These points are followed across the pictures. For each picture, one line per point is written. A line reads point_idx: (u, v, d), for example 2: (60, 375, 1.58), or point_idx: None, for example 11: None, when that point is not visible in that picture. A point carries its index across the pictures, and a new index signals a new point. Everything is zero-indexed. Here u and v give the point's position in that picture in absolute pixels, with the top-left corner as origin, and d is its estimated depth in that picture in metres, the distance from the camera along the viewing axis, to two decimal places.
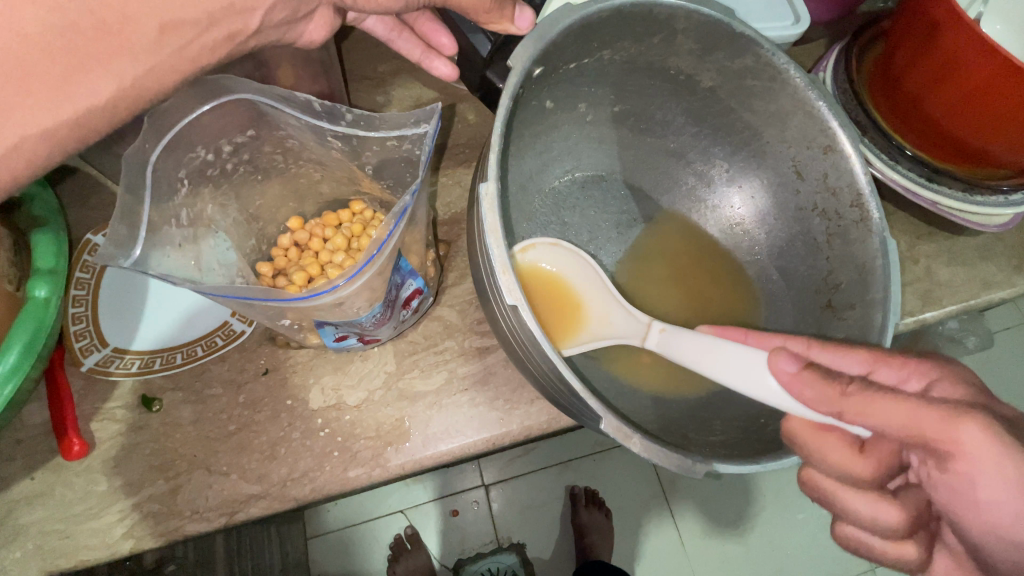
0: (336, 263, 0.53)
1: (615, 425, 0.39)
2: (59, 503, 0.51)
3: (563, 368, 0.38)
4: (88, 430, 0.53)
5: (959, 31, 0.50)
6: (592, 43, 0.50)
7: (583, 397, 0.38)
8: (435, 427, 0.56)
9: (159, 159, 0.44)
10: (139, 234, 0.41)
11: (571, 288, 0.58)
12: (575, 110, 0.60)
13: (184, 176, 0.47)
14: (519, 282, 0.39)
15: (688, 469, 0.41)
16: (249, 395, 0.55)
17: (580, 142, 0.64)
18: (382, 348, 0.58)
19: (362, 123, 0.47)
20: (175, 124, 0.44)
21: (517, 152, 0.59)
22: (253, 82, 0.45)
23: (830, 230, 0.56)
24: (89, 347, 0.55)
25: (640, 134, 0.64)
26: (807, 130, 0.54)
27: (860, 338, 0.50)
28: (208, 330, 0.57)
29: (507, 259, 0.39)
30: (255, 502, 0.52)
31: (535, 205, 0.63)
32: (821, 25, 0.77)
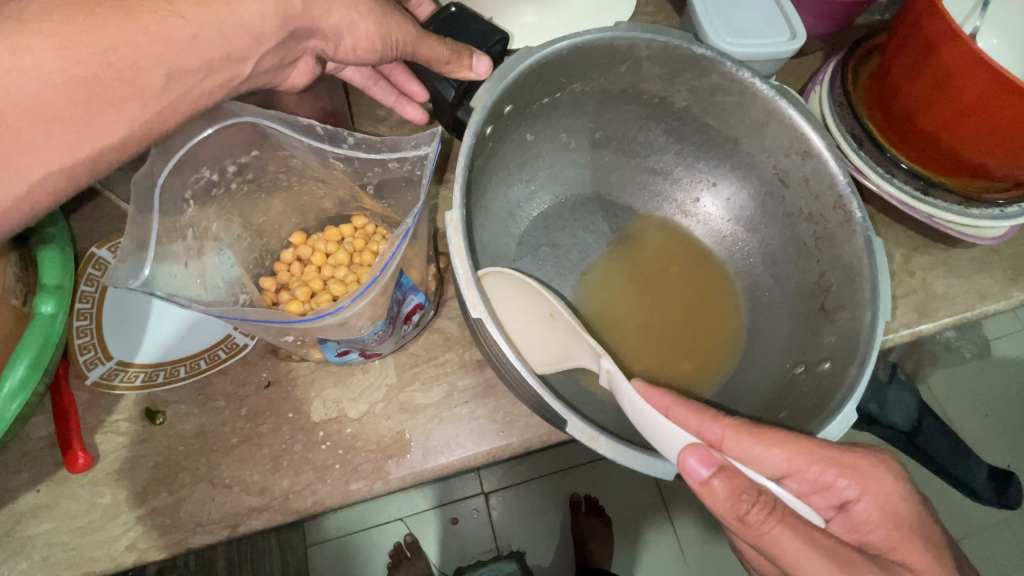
0: (338, 278, 0.54)
1: (580, 427, 0.41)
2: (63, 516, 0.52)
3: (525, 372, 0.40)
4: (92, 442, 0.54)
5: (952, 50, 0.51)
6: (561, 79, 0.55)
7: (546, 399, 0.40)
8: (435, 439, 0.56)
9: (165, 182, 0.45)
10: (146, 253, 0.41)
11: (534, 319, 0.56)
12: (557, 140, 0.64)
13: (190, 198, 0.48)
14: (482, 297, 0.41)
15: (655, 468, 0.42)
16: (251, 407, 0.56)
17: (565, 167, 0.66)
18: (383, 361, 0.59)
19: (363, 146, 0.48)
20: (181, 146, 0.45)
21: (503, 171, 0.61)
22: (256, 106, 0.47)
23: (817, 233, 0.56)
24: (93, 360, 0.56)
25: (622, 156, 0.66)
26: (783, 138, 0.56)
27: (851, 337, 0.50)
28: (210, 343, 0.58)
29: (470, 275, 0.41)
30: (257, 515, 0.52)
31: (524, 229, 0.64)
32: (817, 39, 0.78)
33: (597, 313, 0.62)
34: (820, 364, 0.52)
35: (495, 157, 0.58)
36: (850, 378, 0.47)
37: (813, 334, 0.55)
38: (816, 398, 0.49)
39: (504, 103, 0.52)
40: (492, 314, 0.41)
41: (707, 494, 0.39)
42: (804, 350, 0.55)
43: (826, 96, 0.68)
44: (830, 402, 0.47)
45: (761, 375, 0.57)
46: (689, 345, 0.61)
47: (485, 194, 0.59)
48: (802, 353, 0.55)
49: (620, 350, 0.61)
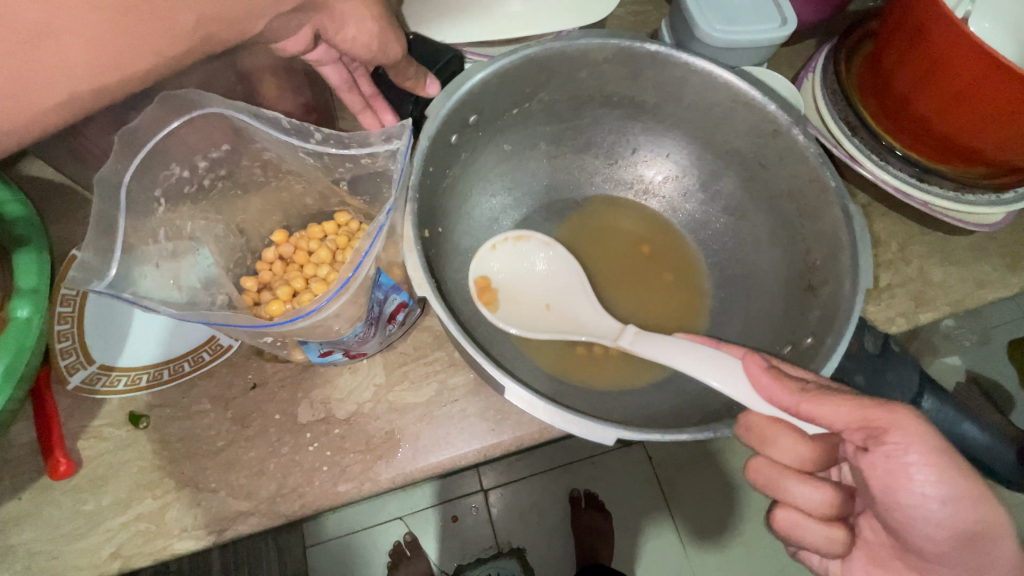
0: (321, 277, 0.52)
1: (519, 394, 0.41)
2: (47, 524, 0.51)
3: (462, 339, 0.42)
4: (75, 448, 0.53)
5: (942, 33, 0.50)
6: (525, 89, 0.58)
7: (485, 366, 0.42)
8: (426, 439, 0.55)
9: (132, 180, 0.44)
10: (115, 249, 0.41)
11: (521, 294, 0.59)
12: (536, 149, 0.65)
13: (159, 196, 0.47)
14: (427, 275, 0.44)
15: (597, 433, 0.40)
16: (237, 410, 0.55)
17: (548, 175, 0.67)
18: (372, 360, 0.58)
19: (331, 141, 0.48)
20: (147, 140, 0.44)
21: (479, 175, 0.62)
22: (219, 96, 0.45)
23: (801, 211, 0.55)
24: (74, 365, 0.55)
25: (603, 161, 0.67)
26: (752, 122, 0.56)
27: (834, 308, 0.49)
28: (196, 345, 0.57)
29: (417, 256, 0.44)
30: (245, 519, 0.51)
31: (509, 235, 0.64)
32: (810, 25, 0.77)
33: None
34: (805, 340, 0.50)
35: (467, 166, 0.60)
36: (826, 347, 0.46)
37: (800, 313, 0.53)
38: None
39: (467, 113, 0.55)
40: (436, 290, 0.43)
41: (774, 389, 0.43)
42: (792, 331, 0.53)
43: (818, 85, 0.68)
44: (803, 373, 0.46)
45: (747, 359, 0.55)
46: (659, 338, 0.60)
47: (457, 199, 0.60)
48: (791, 334, 0.53)
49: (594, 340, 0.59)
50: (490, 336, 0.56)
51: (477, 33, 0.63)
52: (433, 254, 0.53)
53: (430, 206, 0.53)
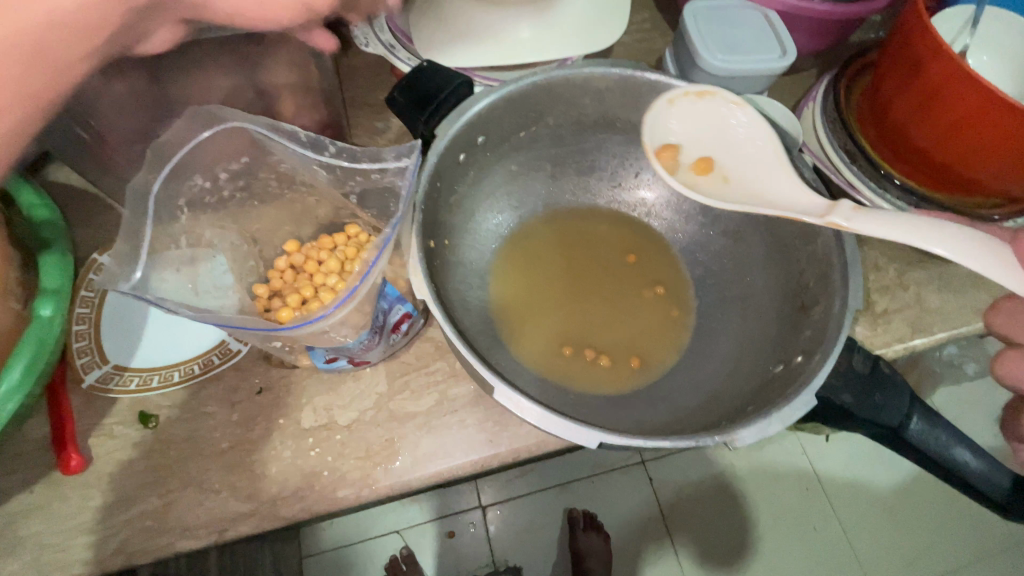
0: (329, 286, 0.53)
1: (507, 394, 0.43)
2: (53, 517, 0.52)
3: (458, 343, 0.44)
4: (86, 445, 0.55)
5: (938, 66, 0.52)
6: (530, 113, 0.61)
7: (477, 368, 0.43)
8: (424, 448, 0.56)
9: (158, 189, 0.48)
10: (141, 253, 0.43)
11: (694, 155, 0.60)
12: (542, 170, 0.68)
13: (183, 205, 0.50)
14: (428, 280, 0.46)
15: (583, 437, 0.42)
16: (242, 413, 0.56)
17: (554, 194, 0.69)
18: (375, 369, 0.59)
19: (344, 154, 0.51)
20: (174, 153, 0.49)
21: (484, 193, 0.64)
22: (243, 111, 0.49)
23: (794, 233, 0.58)
24: (90, 364, 0.57)
25: (607, 182, 0.69)
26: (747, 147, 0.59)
27: (823, 329, 0.50)
28: (205, 349, 0.58)
29: (419, 263, 0.46)
30: (245, 520, 0.52)
31: (513, 251, 0.66)
32: (809, 56, 0.80)
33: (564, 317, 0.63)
34: (795, 358, 0.51)
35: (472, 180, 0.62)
36: (815, 363, 0.48)
37: (791, 332, 0.54)
38: (781, 387, 0.49)
39: (475, 134, 0.58)
40: (435, 296, 0.45)
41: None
42: (783, 350, 0.53)
43: (818, 113, 0.69)
44: (789, 390, 0.47)
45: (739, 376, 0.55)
46: (648, 351, 0.61)
47: (462, 214, 0.62)
48: (783, 352, 0.53)
49: (588, 349, 0.60)
50: (489, 347, 0.57)
51: (490, 56, 0.66)
52: (439, 269, 0.56)
53: (435, 219, 0.56)
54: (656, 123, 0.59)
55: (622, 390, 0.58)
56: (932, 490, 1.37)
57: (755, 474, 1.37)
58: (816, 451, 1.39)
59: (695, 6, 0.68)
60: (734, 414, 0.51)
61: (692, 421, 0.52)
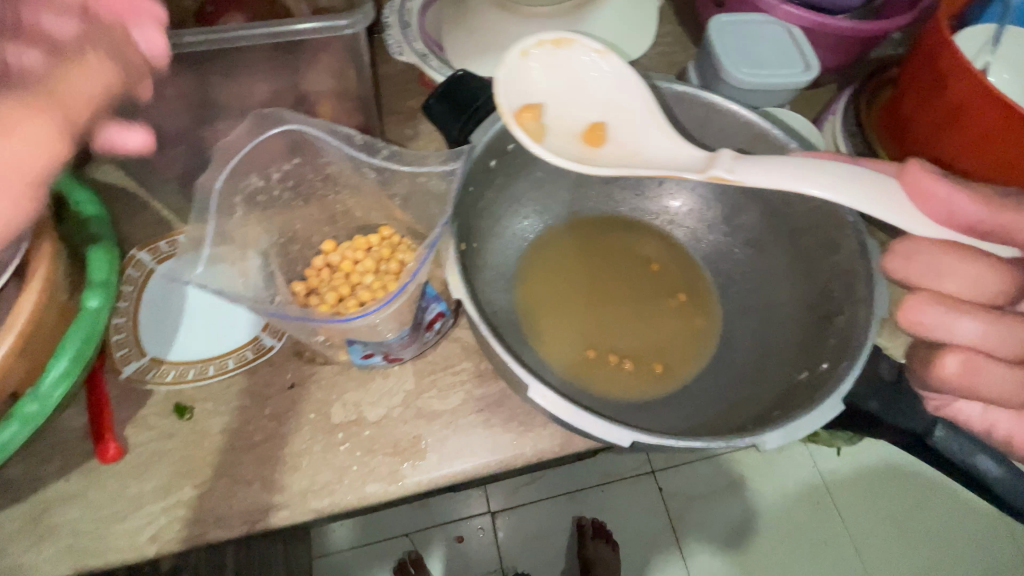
0: (365, 285, 0.55)
1: (542, 392, 0.44)
2: (90, 505, 0.54)
3: (493, 340, 0.45)
4: (122, 435, 0.56)
5: (960, 84, 0.53)
6: None
7: (511, 366, 0.45)
8: (451, 446, 0.57)
9: (220, 186, 0.50)
10: (204, 251, 0.45)
11: (577, 108, 0.59)
12: (567, 176, 0.69)
13: (238, 201, 0.52)
14: (463, 281, 0.47)
15: (614, 435, 0.43)
16: (275, 407, 0.58)
17: (579, 200, 0.70)
18: (403, 367, 0.61)
19: (395, 158, 0.54)
20: (234, 153, 0.51)
21: (511, 198, 0.66)
22: (303, 114, 0.52)
23: (819, 243, 0.58)
24: (128, 356, 0.59)
25: (631, 190, 0.71)
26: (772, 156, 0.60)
27: (849, 336, 0.51)
28: (240, 344, 0.60)
29: (455, 264, 0.48)
30: (277, 512, 0.54)
31: (537, 256, 0.67)
32: (831, 71, 0.81)
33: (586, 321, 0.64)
34: (821, 365, 0.52)
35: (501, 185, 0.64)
36: (841, 370, 0.48)
37: (816, 340, 0.55)
38: (806, 394, 0.50)
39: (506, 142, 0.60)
40: (471, 295, 0.47)
41: (919, 194, 0.50)
42: (808, 357, 0.54)
43: (840, 127, 0.71)
44: (814, 396, 0.48)
45: (762, 383, 0.56)
46: (671, 357, 0.62)
47: (490, 219, 0.64)
48: (807, 360, 0.54)
49: (612, 354, 0.61)
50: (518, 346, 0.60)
51: None
52: (471, 270, 0.58)
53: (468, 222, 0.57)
54: (521, 82, 0.56)
55: (646, 394, 0.59)
56: (945, 507, 1.36)
57: (765, 486, 1.37)
58: (828, 465, 1.38)
59: (721, 20, 0.70)
60: (760, 418, 0.51)
61: (716, 426, 0.53)
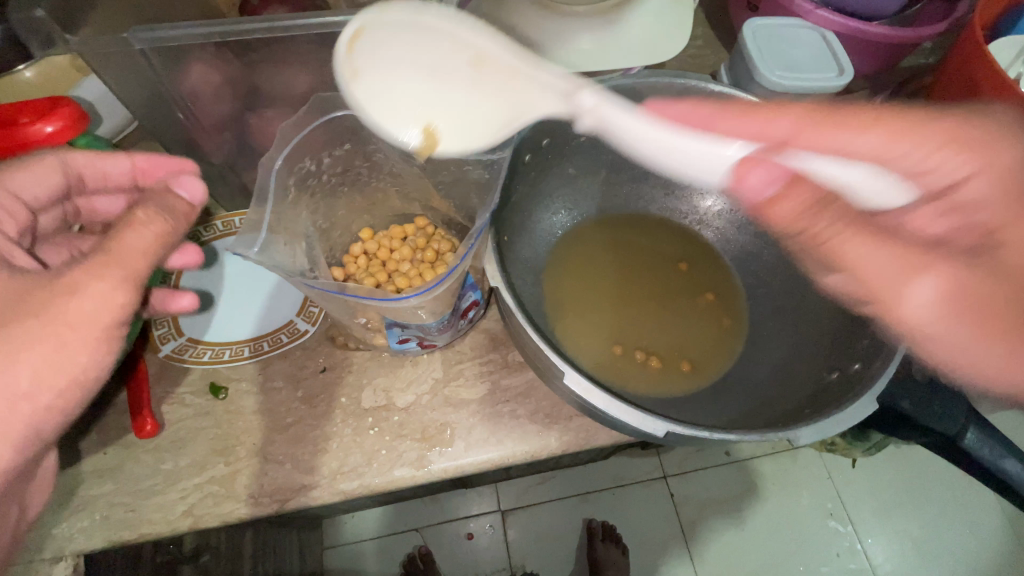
0: (402, 273, 0.56)
1: (576, 380, 0.44)
2: (127, 478, 0.55)
3: (529, 329, 0.46)
4: (159, 411, 0.58)
5: (997, 92, 0.54)
6: None
7: (546, 354, 0.45)
8: (477, 434, 0.58)
9: (279, 168, 0.48)
10: (259, 234, 0.44)
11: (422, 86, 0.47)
12: (598, 175, 0.70)
13: (292, 184, 0.51)
14: (501, 270, 0.48)
15: (648, 426, 0.43)
16: (307, 390, 0.59)
17: (607, 198, 0.71)
18: (432, 355, 0.62)
19: None
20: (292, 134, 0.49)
21: (542, 193, 0.67)
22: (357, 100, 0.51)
23: None
24: (167, 335, 0.61)
25: (659, 190, 0.71)
26: None
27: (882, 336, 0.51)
28: (274, 328, 0.62)
29: (493, 252, 0.48)
30: (306, 492, 0.54)
31: (565, 251, 0.68)
32: (862, 78, 0.81)
33: (611, 317, 0.64)
34: (852, 366, 0.52)
35: (533, 180, 0.65)
36: (876, 370, 0.48)
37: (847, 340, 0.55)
38: (837, 394, 0.50)
39: (540, 137, 0.61)
40: (508, 284, 0.47)
41: (739, 182, 0.45)
42: (838, 358, 0.54)
43: None
44: (847, 396, 0.48)
45: (789, 383, 0.56)
46: (698, 357, 0.63)
47: (522, 213, 0.64)
48: (838, 360, 0.54)
49: (638, 351, 0.62)
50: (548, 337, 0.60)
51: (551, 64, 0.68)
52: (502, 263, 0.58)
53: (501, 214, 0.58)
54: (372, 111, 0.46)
55: (674, 393, 0.59)
56: (964, 524, 1.33)
57: (779, 495, 1.36)
58: (842, 475, 1.37)
59: (755, 23, 0.71)
60: (790, 415, 0.51)
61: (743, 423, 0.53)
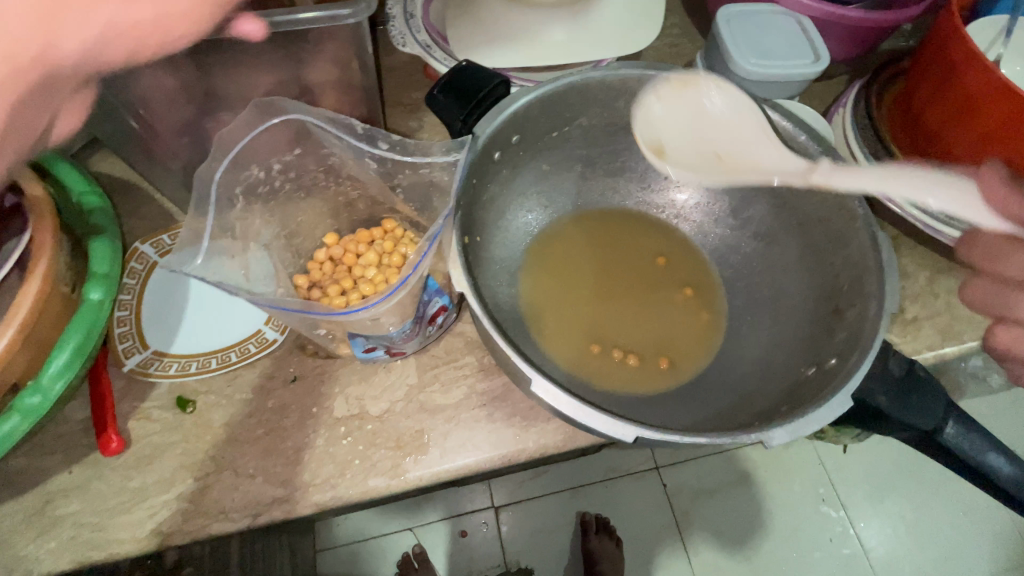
0: (368, 278, 0.55)
1: (545, 387, 0.43)
2: (94, 496, 0.54)
3: (496, 335, 0.45)
4: (125, 427, 0.56)
5: (976, 76, 0.52)
6: (564, 114, 0.62)
7: (514, 360, 0.44)
8: (453, 441, 0.57)
9: (221, 176, 0.49)
10: (200, 244, 0.44)
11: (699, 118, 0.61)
12: (573, 170, 0.68)
13: (238, 194, 0.51)
14: (467, 274, 0.47)
15: (618, 431, 0.42)
16: (277, 401, 0.58)
17: (583, 193, 0.70)
18: (405, 361, 0.60)
19: (398, 148, 0.53)
20: (235, 142, 0.49)
21: (515, 190, 0.65)
22: (303, 104, 0.50)
23: (829, 236, 0.57)
24: (130, 349, 0.59)
25: (636, 183, 0.70)
26: (783, 150, 0.59)
27: (858, 330, 0.50)
28: (242, 337, 0.60)
29: (458, 256, 0.47)
30: (278, 505, 0.53)
31: (540, 249, 0.67)
32: (841, 62, 0.80)
33: (587, 313, 0.63)
34: (829, 361, 0.51)
35: (505, 178, 0.63)
36: (851, 365, 0.47)
37: (826, 334, 0.54)
38: (814, 390, 0.49)
39: (510, 134, 0.59)
40: (474, 289, 0.46)
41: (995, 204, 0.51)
42: (816, 352, 0.53)
43: (849, 120, 0.69)
44: (824, 392, 0.47)
45: (768, 378, 0.55)
46: (677, 353, 0.62)
47: (494, 212, 0.63)
48: (816, 355, 0.53)
49: (616, 348, 0.61)
50: (523, 341, 0.59)
51: (519, 56, 0.66)
52: (472, 265, 0.57)
53: (471, 216, 0.57)
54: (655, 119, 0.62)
55: (653, 391, 0.58)
56: (956, 507, 1.34)
57: (770, 483, 1.36)
58: (833, 461, 1.37)
59: (729, 11, 0.69)
60: (767, 413, 0.51)
61: (720, 421, 0.52)
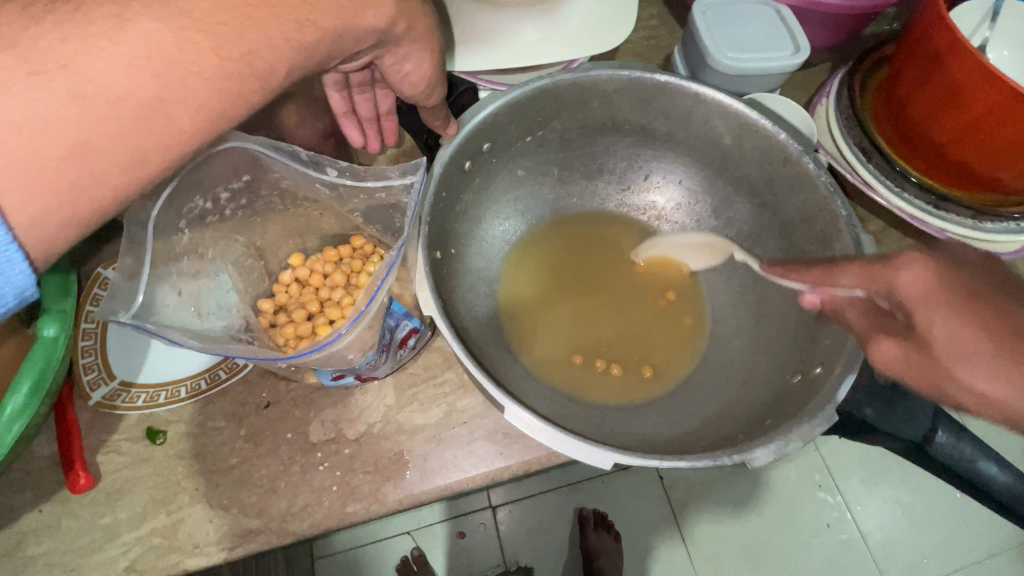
0: (336, 301, 0.56)
1: (518, 415, 0.42)
2: (65, 535, 0.52)
3: (466, 361, 0.43)
4: (94, 462, 0.54)
5: (958, 63, 0.50)
6: (537, 118, 0.59)
7: (486, 388, 0.42)
8: (434, 461, 0.56)
9: (158, 213, 0.47)
10: (139, 281, 0.43)
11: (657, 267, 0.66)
12: (550, 175, 0.66)
13: (184, 225, 0.50)
14: (435, 297, 0.45)
15: (595, 458, 0.41)
16: (250, 428, 0.56)
17: (561, 197, 0.68)
18: (382, 381, 0.59)
19: (347, 173, 0.51)
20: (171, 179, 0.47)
21: (491, 198, 0.63)
22: (245, 133, 0.49)
23: (811, 236, 0.56)
24: (96, 380, 0.57)
25: (616, 185, 0.68)
26: (763, 149, 0.57)
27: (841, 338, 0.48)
28: (212, 363, 0.58)
29: (425, 279, 0.45)
30: (255, 537, 0.52)
31: (519, 257, 0.65)
32: (824, 49, 0.77)
33: (568, 323, 0.62)
34: (813, 369, 0.49)
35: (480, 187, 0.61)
36: (835, 376, 0.46)
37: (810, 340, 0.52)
38: (797, 402, 0.47)
39: (480, 142, 0.57)
40: (442, 313, 0.44)
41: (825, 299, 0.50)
42: (802, 359, 0.52)
43: (833, 111, 0.67)
44: (809, 403, 0.46)
45: (752, 387, 0.54)
46: (661, 360, 0.60)
47: (469, 222, 0.61)
48: (801, 362, 0.52)
49: (598, 358, 0.59)
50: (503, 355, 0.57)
51: (489, 57, 0.63)
52: (448, 280, 0.55)
53: (442, 229, 0.55)
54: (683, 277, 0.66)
55: (636, 401, 0.57)
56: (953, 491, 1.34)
57: (767, 473, 1.35)
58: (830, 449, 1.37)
59: (704, 2, 0.66)
60: (751, 424, 0.49)
61: (703, 434, 0.51)
